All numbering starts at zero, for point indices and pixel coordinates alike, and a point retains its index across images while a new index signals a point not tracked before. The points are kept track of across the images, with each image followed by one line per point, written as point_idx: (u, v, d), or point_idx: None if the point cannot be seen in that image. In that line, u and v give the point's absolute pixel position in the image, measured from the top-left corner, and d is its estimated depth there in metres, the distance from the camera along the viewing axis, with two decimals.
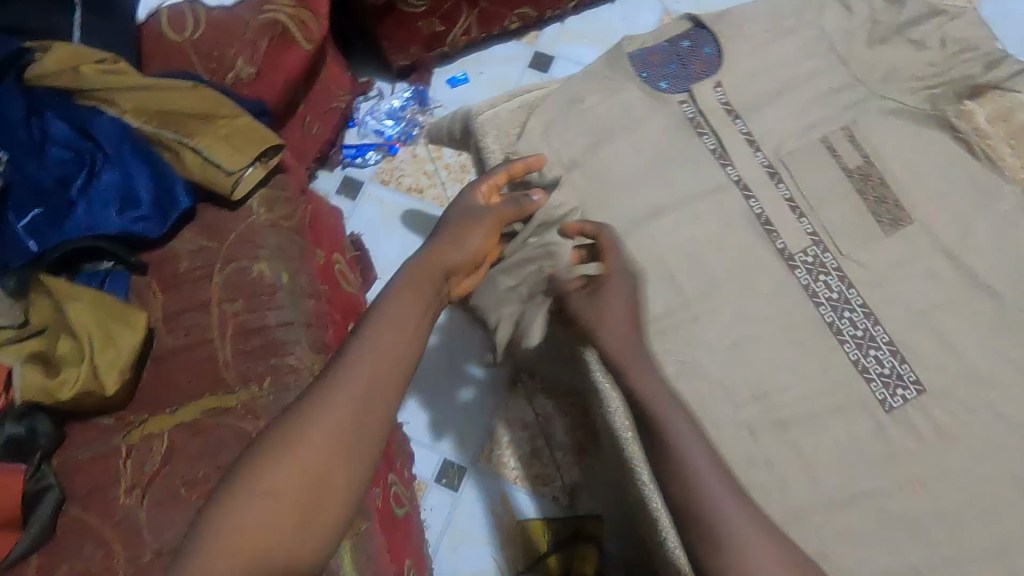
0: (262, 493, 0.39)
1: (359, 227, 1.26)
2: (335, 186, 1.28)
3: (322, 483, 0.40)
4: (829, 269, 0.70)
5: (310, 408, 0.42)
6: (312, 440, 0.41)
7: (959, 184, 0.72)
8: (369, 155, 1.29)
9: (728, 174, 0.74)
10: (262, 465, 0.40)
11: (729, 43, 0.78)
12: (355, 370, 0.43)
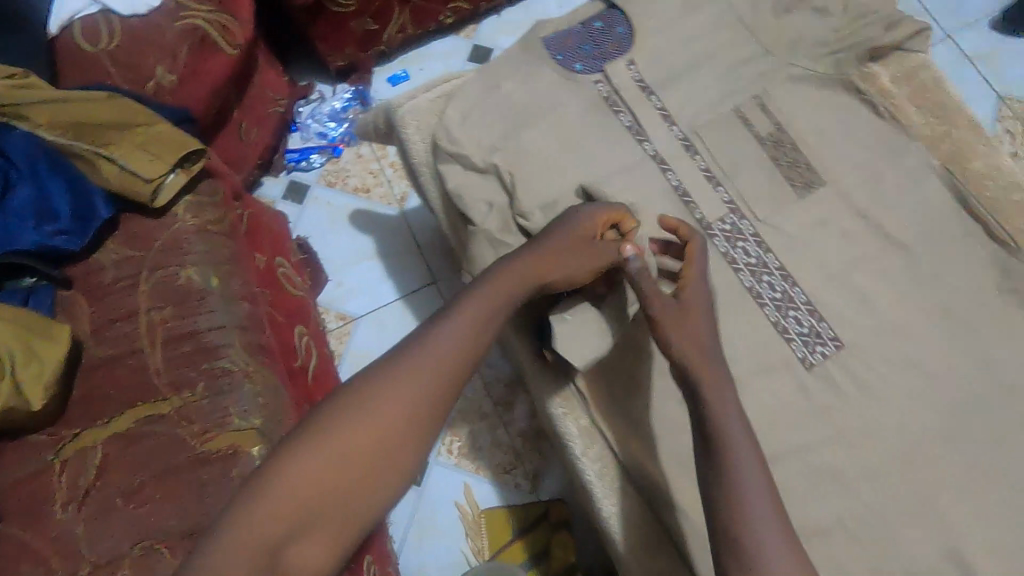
0: (303, 477, 0.47)
1: (307, 231, 1.25)
2: (281, 192, 1.28)
3: (357, 480, 0.48)
4: (746, 234, 0.72)
5: (358, 410, 0.50)
6: (351, 438, 0.49)
7: (867, 144, 0.74)
8: (313, 157, 1.28)
9: (645, 149, 0.75)
10: (307, 452, 0.48)
11: (639, 22, 0.79)
12: (403, 387, 0.51)
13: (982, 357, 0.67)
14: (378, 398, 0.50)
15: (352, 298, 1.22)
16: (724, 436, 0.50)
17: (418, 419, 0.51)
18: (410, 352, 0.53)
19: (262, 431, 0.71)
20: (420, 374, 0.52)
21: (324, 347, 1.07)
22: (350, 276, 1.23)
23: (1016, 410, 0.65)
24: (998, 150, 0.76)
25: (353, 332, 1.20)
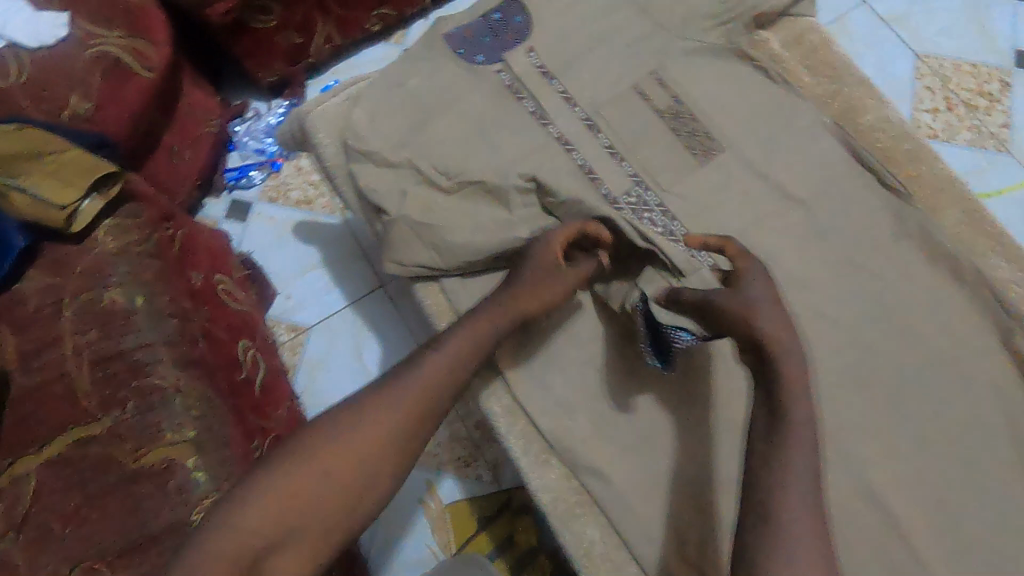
0: (282, 489, 0.51)
1: (252, 247, 1.26)
2: (224, 211, 1.28)
3: (333, 494, 0.53)
4: (651, 205, 0.74)
5: (341, 432, 0.55)
6: (331, 456, 0.54)
7: (761, 108, 0.77)
8: (252, 173, 1.29)
9: (550, 132, 0.77)
10: (289, 470, 0.53)
11: (535, 9, 0.81)
12: (381, 412, 0.57)
13: (882, 302, 0.69)
14: (358, 421, 0.56)
15: (302, 308, 1.23)
16: (788, 439, 0.50)
17: (395, 442, 0.56)
18: (390, 383, 0.59)
19: (195, 444, 0.73)
20: (397, 402, 0.57)
21: (275, 359, 1.08)
22: (297, 288, 1.24)
23: (919, 349, 0.68)
24: (887, 103, 0.78)
25: (306, 343, 1.21)
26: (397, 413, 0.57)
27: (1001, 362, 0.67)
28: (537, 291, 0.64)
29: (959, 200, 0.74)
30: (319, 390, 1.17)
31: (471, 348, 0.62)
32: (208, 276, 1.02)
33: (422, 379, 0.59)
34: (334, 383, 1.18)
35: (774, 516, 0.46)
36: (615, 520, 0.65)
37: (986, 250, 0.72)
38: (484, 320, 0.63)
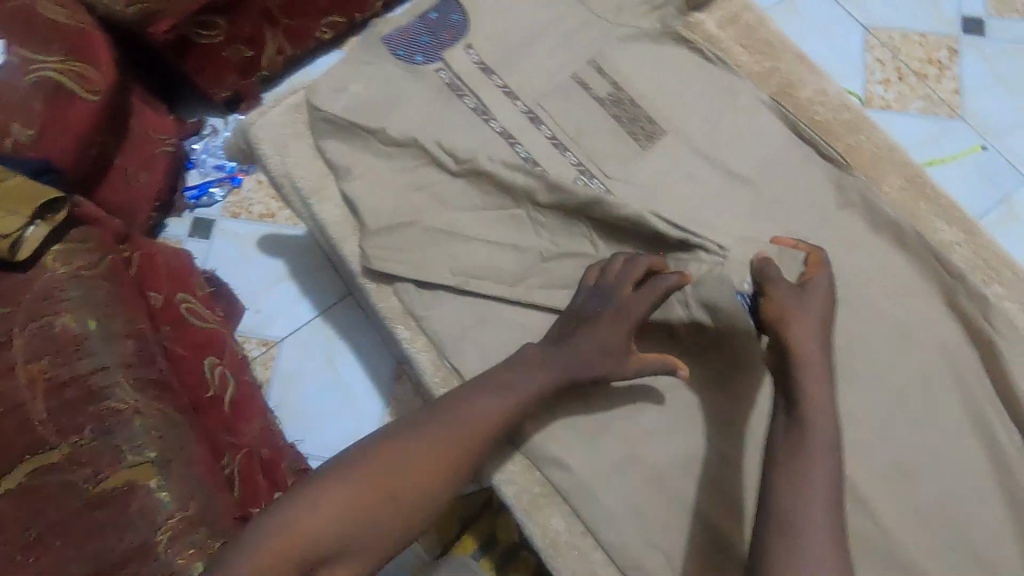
0: (338, 496, 0.56)
1: (217, 264, 1.25)
2: (187, 230, 1.28)
3: (382, 509, 0.57)
4: (597, 192, 0.74)
5: (400, 450, 0.59)
6: (385, 471, 0.58)
7: (699, 90, 0.77)
8: (212, 190, 1.28)
9: (493, 127, 0.77)
10: (348, 481, 0.57)
11: (472, 6, 0.81)
12: (437, 437, 0.59)
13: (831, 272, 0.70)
14: (416, 441, 0.59)
15: (272, 322, 1.22)
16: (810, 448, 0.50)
17: (447, 468, 0.59)
18: (449, 407, 0.61)
19: (158, 463, 0.73)
20: (453, 429, 0.60)
21: (246, 373, 1.05)
22: (265, 301, 1.23)
23: (867, 316, 0.68)
24: (825, 76, 0.79)
25: (279, 356, 1.20)
26: (452, 440, 0.60)
27: (949, 322, 0.68)
28: (604, 351, 0.62)
29: (899, 166, 0.74)
30: (297, 403, 1.17)
31: (524, 385, 0.62)
32: (170, 294, 1.01)
33: (479, 409, 0.61)
34: (308, 394, 1.18)
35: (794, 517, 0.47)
36: (579, 508, 0.65)
37: (928, 213, 0.72)
38: (536, 369, 0.63)
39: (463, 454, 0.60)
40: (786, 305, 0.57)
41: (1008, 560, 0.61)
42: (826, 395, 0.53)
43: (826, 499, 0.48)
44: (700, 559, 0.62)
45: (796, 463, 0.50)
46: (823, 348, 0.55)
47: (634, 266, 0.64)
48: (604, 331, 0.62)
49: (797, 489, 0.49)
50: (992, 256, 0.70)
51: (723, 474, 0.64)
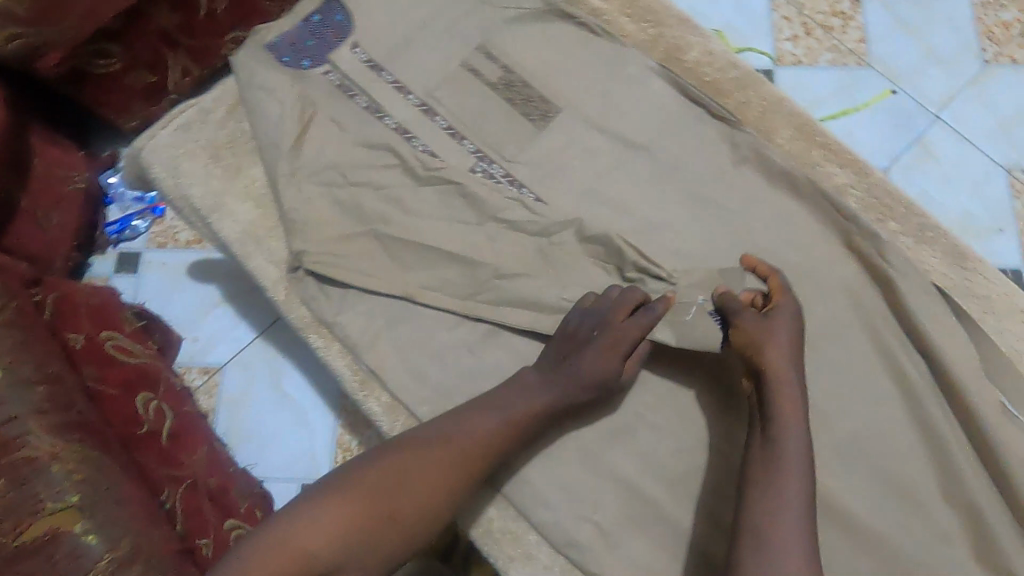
0: (339, 509, 0.55)
1: (147, 297, 1.18)
2: (113, 267, 1.19)
3: (383, 523, 0.56)
4: (498, 177, 0.74)
5: (402, 465, 0.58)
6: (387, 485, 0.57)
7: (590, 64, 0.78)
8: (134, 223, 1.19)
9: (387, 124, 0.76)
10: (349, 494, 0.56)
11: (353, 4, 0.80)
12: (439, 453, 0.59)
13: (732, 228, 0.71)
14: (419, 456, 0.59)
15: (212, 349, 1.15)
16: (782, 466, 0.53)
17: (449, 484, 0.59)
18: (451, 422, 0.61)
19: (81, 509, 0.65)
20: (454, 444, 0.60)
21: (186, 403, 1.01)
22: (203, 329, 1.16)
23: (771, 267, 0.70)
24: (710, 37, 0.80)
25: (222, 383, 1.13)
26: (454, 455, 0.59)
27: (849, 263, 0.69)
28: (596, 375, 0.63)
29: (789, 117, 0.76)
30: (243, 426, 1.10)
31: (522, 398, 0.62)
32: (92, 335, 0.95)
33: (480, 425, 0.61)
34: (256, 417, 1.11)
35: (769, 532, 0.50)
36: (509, 493, 0.65)
37: (822, 159, 0.74)
38: (535, 388, 0.63)
39: (464, 470, 0.59)
40: (758, 330, 0.59)
41: (930, 489, 0.63)
42: (796, 408, 0.56)
43: (798, 510, 0.51)
44: (632, 526, 0.63)
45: (772, 481, 0.53)
46: (792, 361, 0.58)
47: (630, 293, 0.65)
48: (598, 357, 0.63)
49: (773, 506, 0.51)
50: (884, 195, 0.72)
51: (646, 440, 0.65)
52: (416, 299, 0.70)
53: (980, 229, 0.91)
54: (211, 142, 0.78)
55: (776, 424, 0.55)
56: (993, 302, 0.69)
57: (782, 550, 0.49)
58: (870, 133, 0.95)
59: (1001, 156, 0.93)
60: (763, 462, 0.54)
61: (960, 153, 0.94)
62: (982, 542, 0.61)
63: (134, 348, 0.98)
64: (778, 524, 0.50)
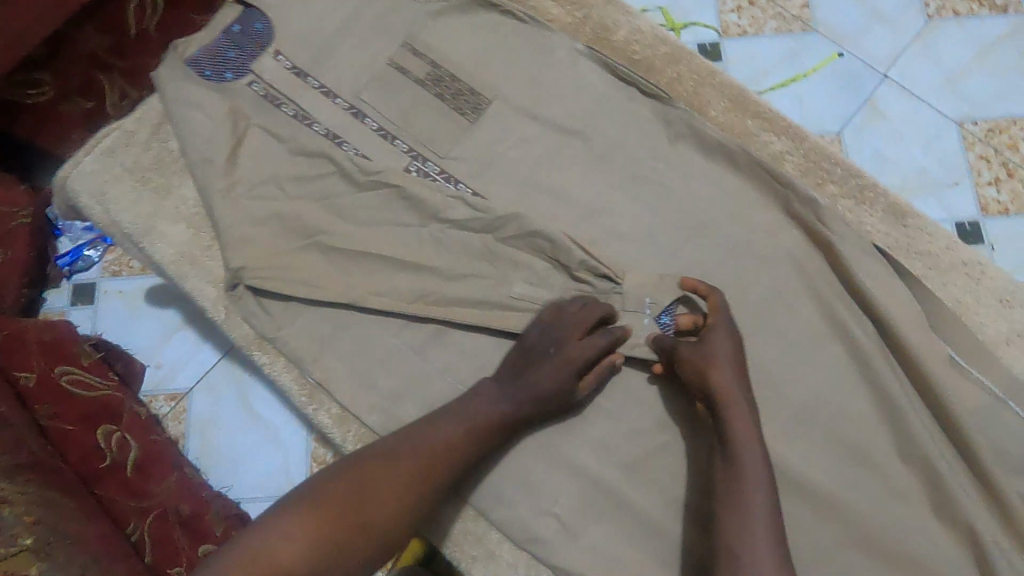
0: (305, 525, 0.50)
1: (105, 328, 1.07)
2: (67, 300, 1.07)
3: (353, 537, 0.51)
4: (434, 175, 0.73)
5: (370, 475, 0.54)
6: (357, 496, 0.53)
7: (518, 52, 0.76)
8: (88, 251, 1.07)
9: (317, 130, 0.75)
10: (316, 508, 0.51)
11: (273, 11, 0.78)
12: (409, 462, 0.56)
13: (671, 207, 0.70)
14: (389, 465, 0.55)
15: (175, 374, 1.05)
16: (745, 475, 0.53)
17: (420, 495, 0.55)
18: (418, 431, 0.58)
19: (35, 551, 0.62)
20: (423, 452, 0.57)
21: (154, 432, 0.95)
22: (167, 352, 1.05)
23: (713, 242, 0.69)
24: (637, 14, 0.79)
25: (189, 407, 1.04)
26: (424, 464, 0.56)
27: (791, 231, 0.69)
28: (552, 390, 0.61)
29: (722, 90, 0.76)
30: (215, 448, 1.02)
31: (486, 404, 0.61)
32: (46, 368, 0.88)
33: (447, 432, 0.58)
34: (228, 441, 1.02)
35: (738, 545, 0.50)
36: (466, 493, 0.64)
37: (757, 129, 0.75)
38: (493, 395, 0.61)
39: (435, 480, 0.56)
40: (701, 356, 0.59)
41: (883, 449, 0.63)
42: (747, 418, 0.56)
43: (766, 517, 0.51)
44: (592, 515, 0.63)
45: (737, 497, 0.53)
46: (738, 377, 0.58)
47: (589, 310, 0.63)
48: (551, 373, 0.61)
49: (741, 520, 0.51)
50: (821, 160, 0.73)
51: (600, 427, 0.65)
52: (364, 306, 0.68)
53: (934, 185, 0.83)
54: (137, 164, 0.76)
55: (730, 437, 0.55)
56: (935, 257, 0.70)
57: (752, 560, 0.48)
58: (817, 98, 0.87)
59: (950, 109, 0.86)
60: (726, 477, 0.54)
61: (910, 112, 0.86)
62: (938, 497, 0.61)
63: (92, 380, 0.92)
64: (747, 536, 0.50)
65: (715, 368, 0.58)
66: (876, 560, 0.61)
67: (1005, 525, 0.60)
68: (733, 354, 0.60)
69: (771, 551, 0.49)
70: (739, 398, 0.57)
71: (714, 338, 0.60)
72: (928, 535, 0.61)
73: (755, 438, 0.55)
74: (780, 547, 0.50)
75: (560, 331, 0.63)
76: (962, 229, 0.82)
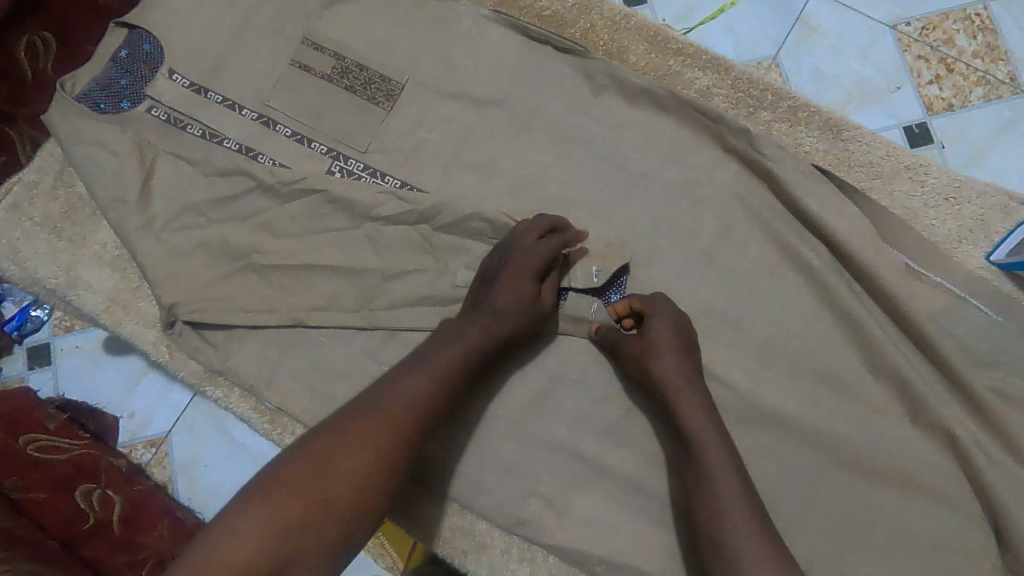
0: (256, 514, 0.41)
1: (64, 388, 0.93)
2: (21, 366, 0.93)
3: (317, 514, 0.42)
4: (359, 172, 0.70)
5: (326, 444, 0.45)
6: (314, 469, 0.44)
7: (424, 28, 0.73)
8: (35, 308, 0.93)
9: (229, 146, 0.71)
10: (267, 492, 0.42)
11: (159, 28, 0.74)
12: (369, 420, 0.47)
13: (604, 163, 0.69)
14: (346, 429, 0.46)
15: (151, 419, 0.92)
16: (707, 456, 0.53)
17: (393, 454, 0.46)
18: (374, 389, 0.49)
19: None
20: (384, 406, 0.48)
21: (139, 481, 0.86)
22: (135, 403, 0.92)
23: (652, 191, 0.68)
24: None
25: (171, 450, 0.91)
26: (387, 417, 0.47)
27: (729, 166, 0.68)
28: (515, 300, 0.58)
29: (638, 32, 0.74)
30: (203, 492, 0.89)
31: (451, 343, 0.54)
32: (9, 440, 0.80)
33: (408, 382, 0.50)
34: (217, 476, 0.90)
35: (717, 529, 0.49)
36: (446, 490, 0.63)
37: (680, 67, 0.73)
38: (455, 337, 0.55)
39: (406, 433, 0.47)
40: (647, 342, 0.59)
41: (852, 368, 0.63)
42: (694, 399, 0.56)
43: (739, 499, 0.50)
44: (576, 488, 0.62)
45: (701, 479, 0.52)
46: (683, 359, 0.58)
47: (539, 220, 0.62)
48: (511, 283, 0.58)
49: (711, 500, 0.51)
50: (749, 87, 0.72)
51: (570, 399, 0.64)
52: (312, 322, 0.66)
53: (876, 93, 0.80)
54: (46, 217, 0.73)
55: (682, 424, 0.55)
56: (877, 167, 0.69)
57: (732, 541, 0.48)
58: (747, 26, 0.82)
59: (879, 13, 0.82)
60: (688, 461, 0.54)
61: (842, 20, 0.82)
62: (913, 406, 0.61)
63: (61, 443, 0.82)
64: (721, 514, 0.49)
65: (658, 357, 0.57)
66: (862, 479, 0.61)
67: (980, 421, 0.60)
68: (676, 335, 0.59)
69: (749, 527, 0.48)
70: (681, 384, 0.56)
71: (655, 321, 0.59)
72: (908, 446, 0.61)
73: (705, 417, 0.55)
74: (758, 519, 0.49)
75: (512, 244, 0.61)
76: (910, 132, 0.78)
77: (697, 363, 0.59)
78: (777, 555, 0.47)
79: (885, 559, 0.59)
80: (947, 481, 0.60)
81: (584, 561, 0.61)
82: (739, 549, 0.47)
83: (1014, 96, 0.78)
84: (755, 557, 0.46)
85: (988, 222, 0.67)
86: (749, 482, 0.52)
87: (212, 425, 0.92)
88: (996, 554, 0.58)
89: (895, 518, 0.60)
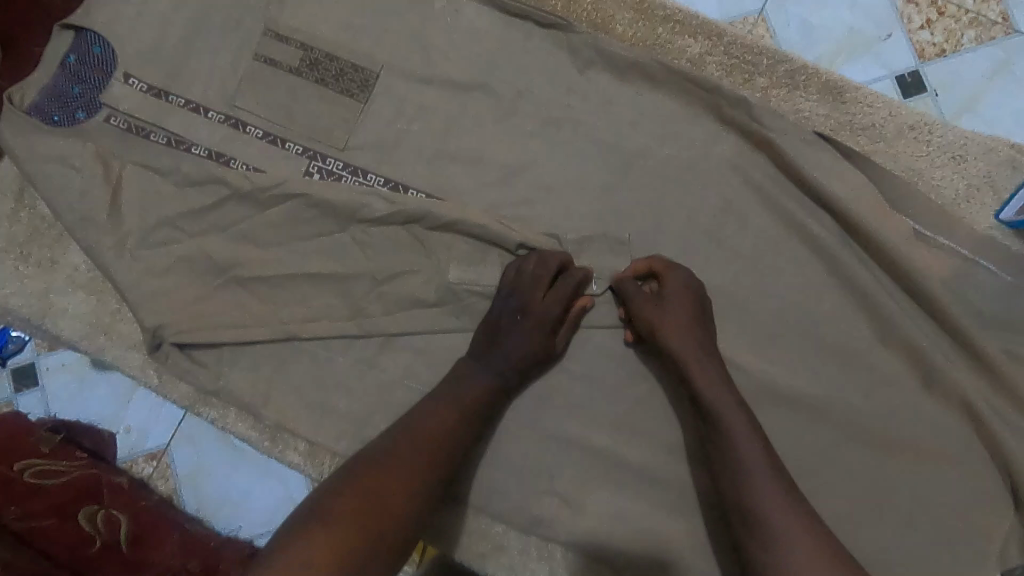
0: (314, 546, 0.42)
1: (54, 409, 0.88)
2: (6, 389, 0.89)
3: (364, 539, 0.44)
4: (338, 170, 0.66)
5: (367, 478, 0.48)
6: (359, 497, 0.47)
7: (395, 11, 0.68)
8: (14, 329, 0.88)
9: (198, 153, 0.66)
10: (319, 520, 0.45)
11: (108, 29, 0.68)
12: (408, 462, 0.50)
13: (597, 145, 0.65)
14: (389, 466, 0.49)
15: (148, 432, 0.87)
16: (733, 432, 0.51)
17: (421, 487, 0.49)
18: (406, 424, 0.53)
19: None
20: (418, 446, 0.51)
21: (142, 498, 0.80)
22: (131, 418, 0.88)
23: (649, 171, 0.65)
24: None
25: (173, 461, 0.87)
26: (421, 451, 0.51)
27: (727, 138, 0.65)
28: (528, 353, 0.58)
29: None
30: (214, 502, 0.85)
31: (469, 380, 0.56)
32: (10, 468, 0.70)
33: (436, 420, 0.53)
34: (225, 486, 0.86)
35: (749, 504, 0.47)
36: (459, 496, 0.62)
37: (670, 35, 0.69)
38: (474, 372, 0.57)
39: (433, 467, 0.50)
40: (662, 314, 0.57)
41: (863, 341, 0.61)
42: (713, 372, 0.54)
43: (764, 469, 0.48)
44: (592, 483, 0.61)
45: (726, 452, 0.50)
46: (701, 333, 0.57)
47: (544, 266, 0.59)
48: (523, 336, 0.58)
49: (743, 478, 0.48)
50: (742, 52, 0.68)
51: (579, 394, 0.62)
52: (309, 335, 0.63)
53: (870, 43, 0.76)
54: (11, 242, 0.69)
55: (701, 402, 0.53)
56: (880, 128, 0.67)
57: (766, 521, 0.46)
58: None
59: None
60: (710, 437, 0.52)
61: None
62: (924, 373, 0.60)
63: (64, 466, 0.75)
64: (752, 499, 0.47)
65: (672, 330, 0.56)
66: (878, 452, 0.60)
67: (992, 384, 0.59)
68: (694, 310, 0.57)
69: (782, 504, 0.47)
70: (698, 359, 0.55)
71: (675, 296, 0.58)
72: (921, 415, 0.60)
73: (721, 390, 0.53)
74: (786, 487, 0.48)
75: (516, 286, 0.59)
76: (905, 82, 0.75)
77: (713, 338, 0.58)
78: (809, 524, 0.46)
79: (904, 530, 0.59)
80: (961, 447, 0.59)
81: (605, 557, 0.60)
82: (772, 521, 0.46)
83: (1008, 37, 0.75)
84: (791, 534, 0.45)
85: (995, 178, 0.65)
86: (772, 450, 0.50)
87: (212, 436, 0.87)
88: (1012, 517, 0.58)
89: (913, 488, 0.59)
